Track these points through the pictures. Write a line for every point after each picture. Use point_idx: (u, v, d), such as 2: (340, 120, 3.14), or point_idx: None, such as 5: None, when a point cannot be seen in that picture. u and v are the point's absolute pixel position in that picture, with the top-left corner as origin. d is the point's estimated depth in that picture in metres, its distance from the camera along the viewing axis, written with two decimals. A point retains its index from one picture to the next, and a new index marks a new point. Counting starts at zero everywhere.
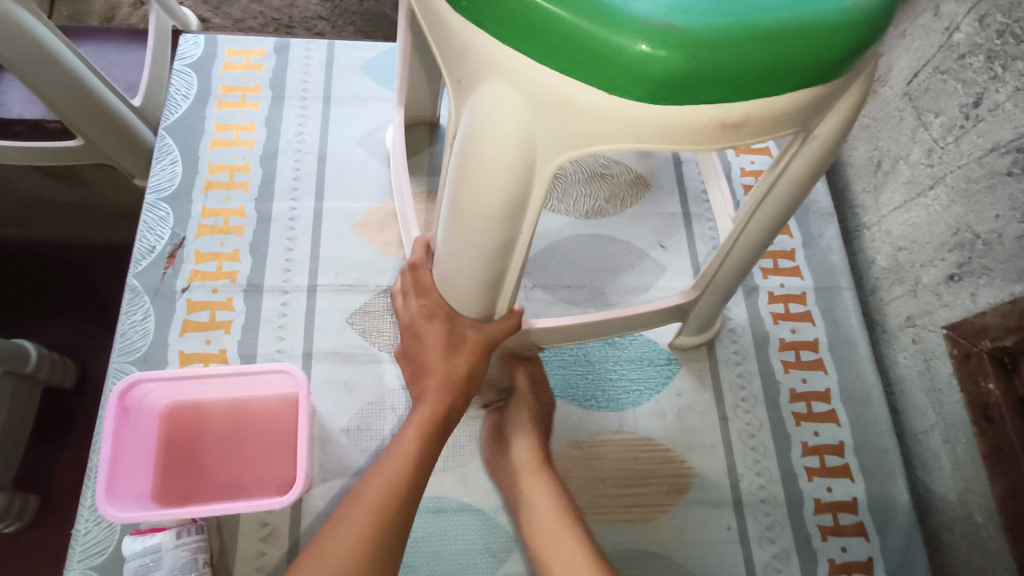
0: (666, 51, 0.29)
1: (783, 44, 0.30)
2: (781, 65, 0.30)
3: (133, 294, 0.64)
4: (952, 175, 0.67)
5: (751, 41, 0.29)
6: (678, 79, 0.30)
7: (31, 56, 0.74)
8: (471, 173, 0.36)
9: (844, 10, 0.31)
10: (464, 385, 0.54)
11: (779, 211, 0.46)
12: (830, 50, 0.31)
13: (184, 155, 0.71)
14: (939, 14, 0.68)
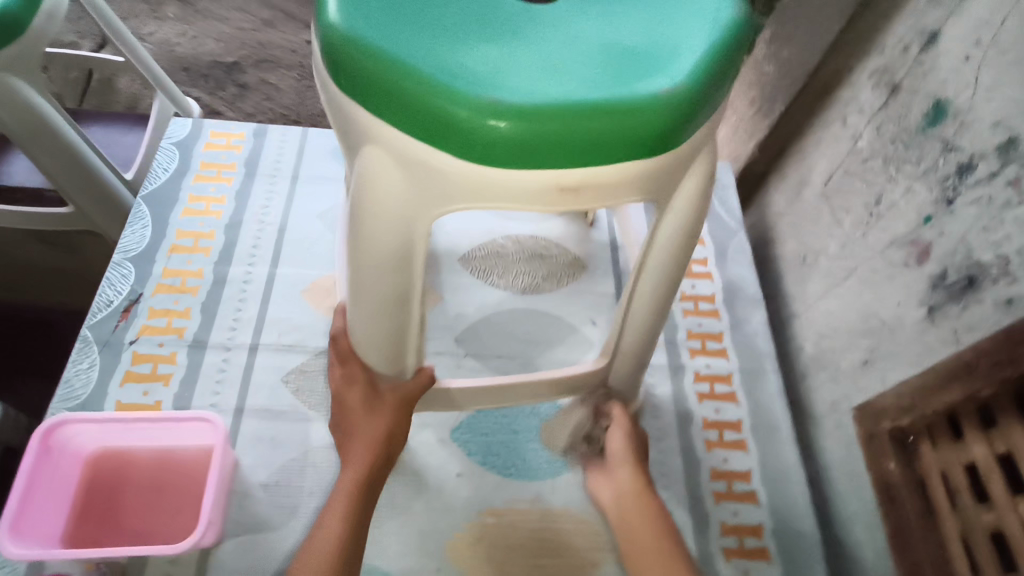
0: (501, 123, 0.34)
1: (604, 121, 0.35)
2: (607, 139, 0.36)
3: (83, 344, 0.68)
4: (862, 266, 0.71)
5: (574, 118, 0.35)
6: (516, 146, 0.35)
7: (35, 130, 0.82)
8: (362, 227, 0.41)
9: (661, 96, 0.36)
10: (388, 444, 0.56)
11: (660, 284, 0.50)
12: (653, 128, 0.36)
13: (155, 220, 0.77)
14: (846, 124, 0.75)
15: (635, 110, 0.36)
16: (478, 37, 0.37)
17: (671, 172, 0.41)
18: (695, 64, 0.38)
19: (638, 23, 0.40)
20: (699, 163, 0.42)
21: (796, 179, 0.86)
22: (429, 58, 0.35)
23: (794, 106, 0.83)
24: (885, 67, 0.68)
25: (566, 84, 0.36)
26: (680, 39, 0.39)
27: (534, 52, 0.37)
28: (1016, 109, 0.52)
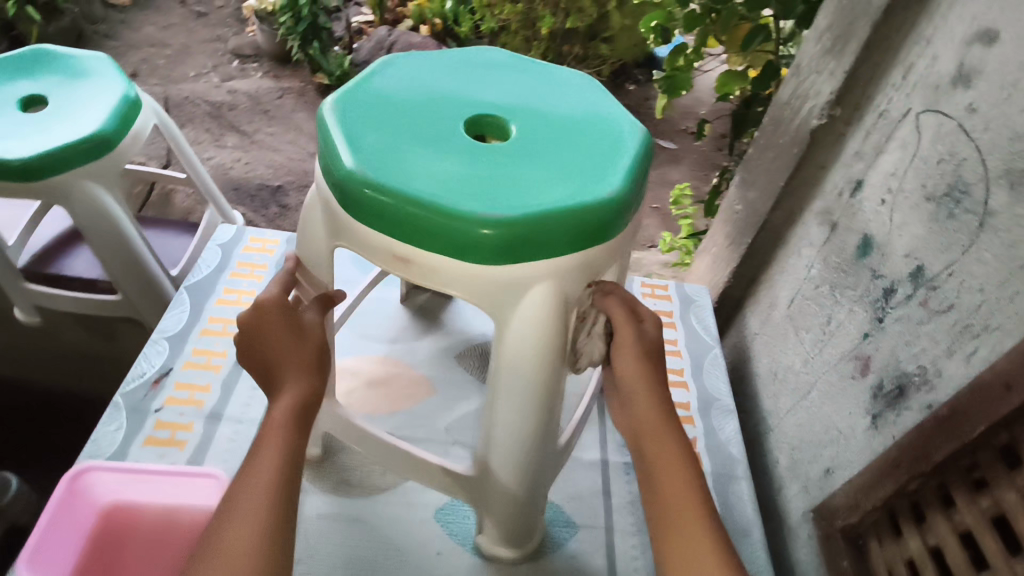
0: (364, 192, 0.54)
1: (424, 214, 0.53)
2: (424, 227, 0.53)
3: (114, 409, 0.76)
4: (820, 379, 0.78)
5: (405, 205, 0.53)
6: (370, 211, 0.54)
7: (103, 231, 0.94)
8: (309, 236, 0.63)
9: (470, 216, 0.52)
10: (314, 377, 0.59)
11: (508, 405, 0.59)
12: (479, 241, 0.53)
13: (192, 307, 0.88)
14: (804, 257, 0.86)
15: (467, 225, 0.52)
16: (407, 148, 0.57)
17: (511, 287, 0.55)
18: (508, 208, 0.53)
19: (524, 174, 0.57)
20: (529, 300, 0.55)
21: (767, 303, 0.96)
22: (368, 152, 0.56)
23: (760, 239, 0.95)
24: (826, 208, 0.82)
25: (438, 191, 0.54)
26: (535, 194, 0.55)
27: (431, 169, 0.55)
28: (921, 244, 0.62)
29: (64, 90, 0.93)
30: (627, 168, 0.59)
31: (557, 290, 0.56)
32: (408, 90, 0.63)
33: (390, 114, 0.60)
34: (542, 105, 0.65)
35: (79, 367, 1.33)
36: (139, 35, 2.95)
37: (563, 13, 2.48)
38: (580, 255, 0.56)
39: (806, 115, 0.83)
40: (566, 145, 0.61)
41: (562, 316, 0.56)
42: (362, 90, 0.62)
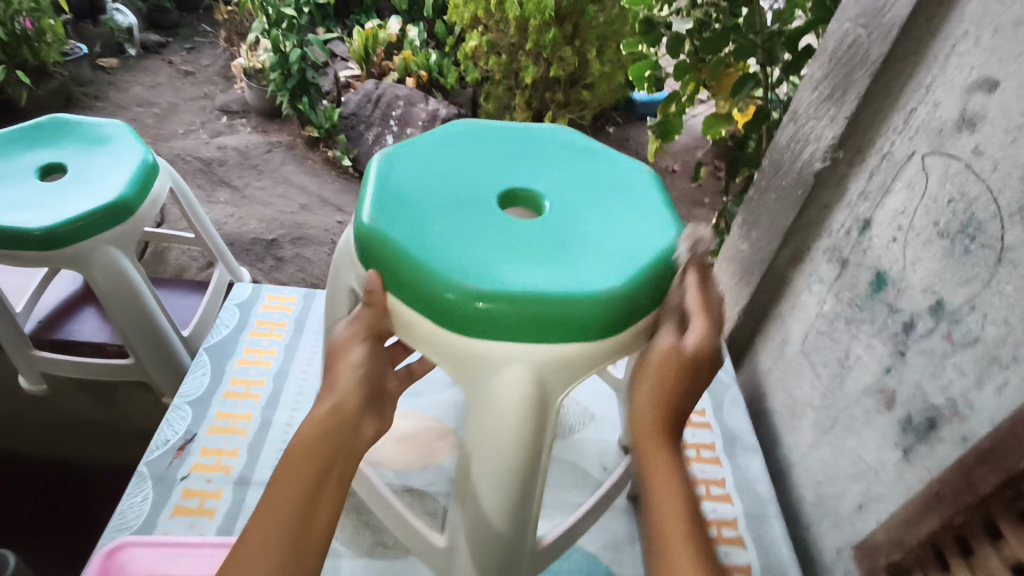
0: (364, 230, 0.49)
1: (409, 267, 0.46)
2: (408, 282, 0.47)
3: (140, 479, 0.75)
4: (843, 414, 0.79)
5: (394, 253, 0.47)
6: (367, 252, 0.49)
7: (120, 293, 0.93)
8: (339, 266, 0.58)
9: (455, 281, 0.45)
10: (324, 472, 0.48)
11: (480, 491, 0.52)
12: (448, 308, 0.45)
13: (214, 370, 0.88)
14: (814, 294, 0.89)
15: (438, 291, 0.45)
16: (423, 195, 0.51)
17: (477, 360, 0.47)
18: (496, 281, 0.45)
19: (530, 249, 0.48)
20: (504, 389, 0.47)
21: (780, 339, 0.98)
22: (386, 194, 0.51)
23: (768, 277, 0.98)
24: (834, 246, 0.85)
25: (426, 248, 0.47)
26: (538, 273, 0.46)
27: (431, 225, 0.49)
28: (938, 279, 0.65)
29: (82, 157, 0.94)
30: (652, 266, 0.49)
31: (529, 378, 0.47)
32: (459, 140, 0.59)
33: (426, 160, 0.55)
34: (591, 172, 0.57)
35: (80, 435, 1.30)
36: (126, 95, 2.98)
37: (545, 63, 2.55)
38: (569, 349, 0.47)
39: (808, 159, 0.87)
40: (599, 223, 0.52)
41: (540, 400, 0.48)
42: (424, 136, 0.59)
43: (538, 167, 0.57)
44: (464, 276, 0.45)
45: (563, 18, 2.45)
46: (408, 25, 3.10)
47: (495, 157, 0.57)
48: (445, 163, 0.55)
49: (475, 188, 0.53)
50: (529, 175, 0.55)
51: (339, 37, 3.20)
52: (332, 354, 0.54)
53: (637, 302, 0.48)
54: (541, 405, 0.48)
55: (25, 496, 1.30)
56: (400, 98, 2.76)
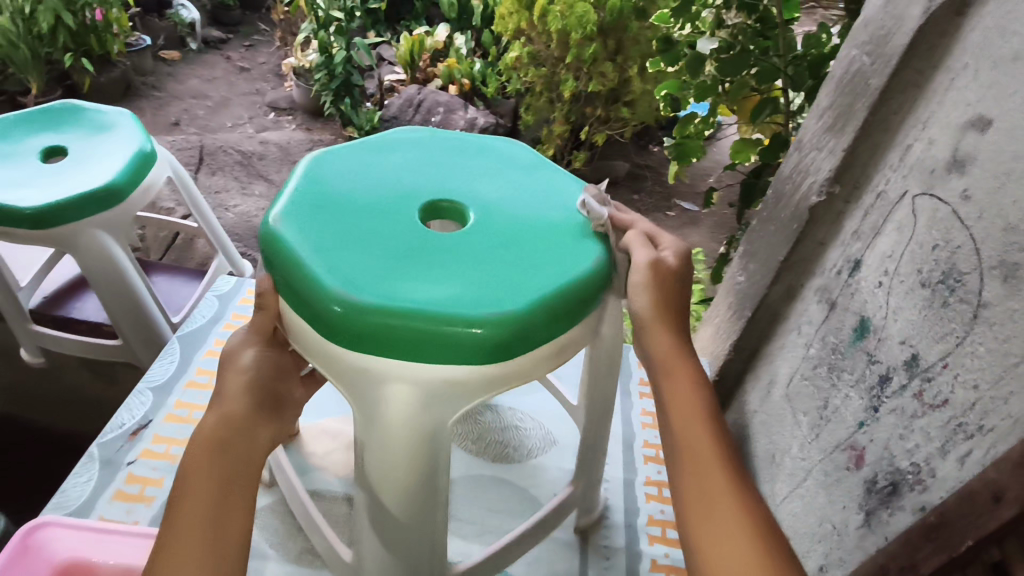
0: (268, 237, 0.49)
1: (301, 277, 0.46)
2: (299, 291, 0.46)
3: (89, 460, 0.76)
4: (816, 467, 0.73)
5: (290, 261, 0.47)
6: (268, 258, 0.49)
7: (106, 275, 0.96)
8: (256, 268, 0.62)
9: (342, 294, 0.44)
10: (230, 474, 0.52)
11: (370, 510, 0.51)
12: (333, 321, 0.45)
13: (181, 358, 0.89)
14: (802, 334, 0.83)
15: (324, 301, 0.45)
16: (338, 206, 0.52)
17: (362, 376, 0.46)
18: (383, 296, 0.45)
19: (432, 262, 0.48)
20: (389, 406, 0.46)
21: (767, 380, 0.92)
22: (299, 202, 0.52)
23: (759, 312, 0.92)
24: (825, 286, 0.79)
25: (323, 255, 0.47)
26: (431, 292, 0.46)
27: (333, 235, 0.49)
28: (916, 331, 0.59)
29: (83, 143, 0.98)
30: (557, 291, 0.48)
31: (413, 398, 0.45)
32: (390, 154, 0.60)
33: (351, 171, 0.56)
34: (517, 193, 0.57)
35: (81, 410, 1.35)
36: (183, 87, 3.11)
37: (586, 78, 2.51)
38: (457, 372, 0.46)
39: (805, 192, 0.81)
40: (515, 242, 0.52)
41: (428, 424, 0.46)
42: (358, 149, 0.60)
43: (464, 186, 0.57)
44: (352, 290, 0.45)
45: (605, 33, 2.41)
46: (455, 34, 3.11)
47: (424, 173, 0.58)
48: (370, 177, 0.56)
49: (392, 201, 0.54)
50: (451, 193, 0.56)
51: (389, 42, 3.26)
52: (222, 362, 0.59)
53: (532, 330, 0.46)
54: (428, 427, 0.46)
55: (25, 463, 1.35)
56: (440, 105, 2.77)
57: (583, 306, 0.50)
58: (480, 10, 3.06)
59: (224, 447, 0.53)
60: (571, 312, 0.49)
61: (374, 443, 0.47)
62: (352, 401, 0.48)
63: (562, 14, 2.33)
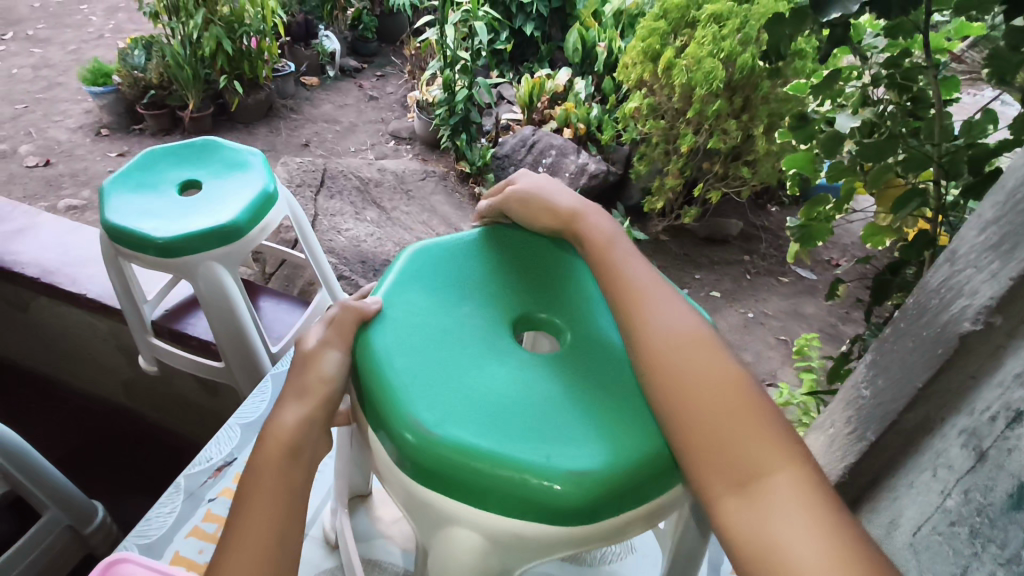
0: (365, 355, 0.57)
1: (386, 402, 0.53)
2: (380, 413, 0.53)
3: (174, 490, 0.79)
4: None
5: (379, 384, 0.54)
6: (361, 376, 0.56)
7: (217, 305, 1.01)
8: None
9: (419, 427, 0.50)
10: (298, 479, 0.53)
11: None
12: (409, 449, 0.50)
13: (273, 397, 0.90)
14: (936, 476, 0.72)
15: (402, 429, 0.51)
16: (434, 329, 0.60)
17: (434, 513, 0.51)
18: (454, 435, 0.50)
19: (505, 402, 0.54)
20: (453, 541, 0.50)
21: (887, 518, 0.81)
22: (399, 322, 0.60)
23: (885, 440, 0.81)
24: (973, 429, 0.67)
25: (411, 384, 0.54)
26: (501, 437, 0.51)
27: (424, 362, 0.56)
28: None
29: (216, 179, 1.04)
30: (633, 460, 0.51)
31: (478, 539, 0.49)
32: (493, 269, 0.68)
33: (453, 293, 0.65)
34: (606, 332, 0.63)
35: (197, 416, 1.48)
36: (317, 111, 3.34)
37: (706, 133, 2.43)
38: (524, 527, 0.49)
39: (956, 315, 0.70)
40: (595, 394, 0.57)
41: (486, 565, 0.50)
42: (463, 265, 0.68)
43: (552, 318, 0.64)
44: (428, 424, 0.51)
45: (733, 91, 2.31)
46: (576, 78, 3.12)
47: (519, 304, 0.65)
48: (471, 300, 0.64)
49: (485, 329, 0.61)
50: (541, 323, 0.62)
51: (510, 82, 3.33)
52: (305, 358, 0.58)
53: (605, 494, 0.49)
54: (489, 567, 0.51)
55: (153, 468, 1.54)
56: (553, 147, 2.81)
57: (660, 479, 0.52)
58: (604, 56, 3.05)
59: (297, 445, 0.54)
60: (646, 484, 0.51)
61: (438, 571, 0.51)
62: (423, 529, 0.52)
63: (688, 68, 2.25)
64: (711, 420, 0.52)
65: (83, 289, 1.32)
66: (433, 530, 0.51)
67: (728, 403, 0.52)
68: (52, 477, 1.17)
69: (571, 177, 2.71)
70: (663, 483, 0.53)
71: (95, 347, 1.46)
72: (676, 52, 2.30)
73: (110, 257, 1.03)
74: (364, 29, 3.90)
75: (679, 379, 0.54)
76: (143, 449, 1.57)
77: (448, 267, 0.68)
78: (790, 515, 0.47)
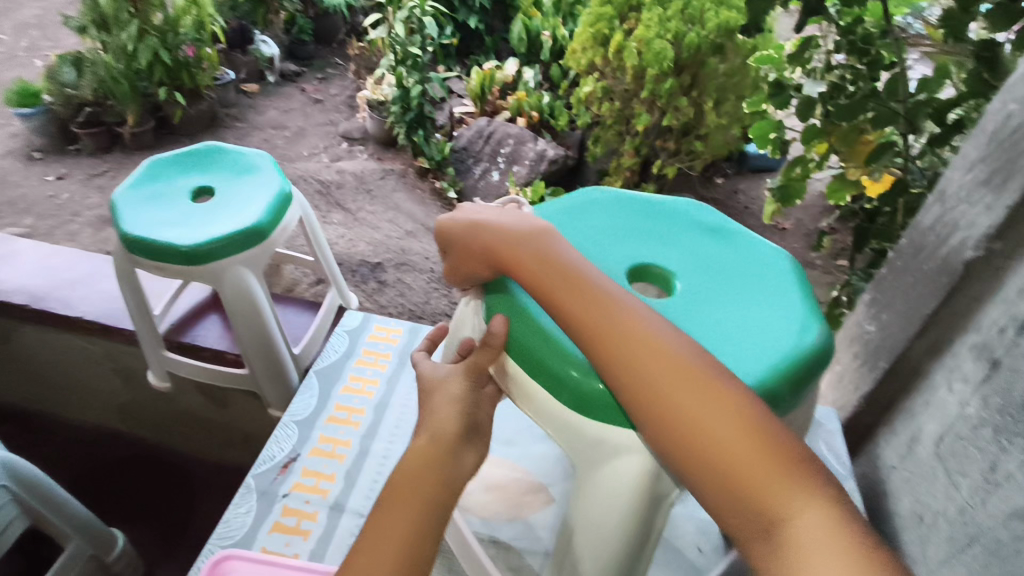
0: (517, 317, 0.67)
1: (546, 353, 0.64)
2: (541, 365, 0.65)
3: (246, 490, 0.85)
4: (985, 535, 0.70)
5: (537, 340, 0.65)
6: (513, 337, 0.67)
7: (244, 311, 0.99)
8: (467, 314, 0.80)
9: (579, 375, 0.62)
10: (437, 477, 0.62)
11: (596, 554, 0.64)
12: (576, 384, 0.62)
13: (321, 393, 0.98)
14: (952, 390, 0.81)
15: (566, 369, 0.63)
16: None
17: (606, 445, 0.62)
18: None
19: None
20: (623, 467, 0.61)
21: (908, 437, 0.90)
22: None
23: (898, 365, 0.90)
24: (983, 343, 0.76)
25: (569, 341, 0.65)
26: None
27: None
28: None
29: (228, 184, 1.04)
30: (772, 373, 0.61)
31: (645, 463, 0.61)
32: (609, 218, 0.79)
33: (584, 239, 0.75)
34: (715, 266, 0.73)
35: (208, 432, 1.47)
36: (263, 118, 3.25)
37: (660, 112, 2.48)
38: None
39: (957, 246, 0.80)
40: (724, 319, 0.66)
41: (654, 487, 0.61)
42: (584, 215, 0.78)
43: (668, 252, 0.74)
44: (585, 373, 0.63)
45: (681, 69, 2.35)
46: (524, 67, 3.16)
47: (638, 247, 0.75)
48: (599, 245, 0.74)
49: (618, 271, 0.71)
50: (660, 260, 0.73)
51: (459, 76, 3.35)
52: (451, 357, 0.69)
53: None
54: (650, 493, 0.62)
55: (163, 489, 1.50)
56: (511, 136, 2.85)
57: (796, 386, 0.62)
58: (549, 45, 3.11)
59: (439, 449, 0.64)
60: (784, 392, 0.62)
61: (608, 496, 0.62)
62: (588, 463, 0.64)
63: (638, 50, 2.30)
64: (713, 460, 0.55)
65: (77, 311, 1.28)
66: (606, 462, 0.63)
67: (714, 427, 0.55)
68: (68, 503, 1.13)
69: (531, 163, 2.75)
70: (796, 392, 0.62)
71: (89, 373, 1.41)
72: (625, 36, 2.35)
73: (124, 272, 1.01)
74: (300, 32, 3.82)
75: (687, 436, 0.56)
76: (148, 471, 1.54)
77: (571, 217, 0.78)
78: (823, 564, 0.48)
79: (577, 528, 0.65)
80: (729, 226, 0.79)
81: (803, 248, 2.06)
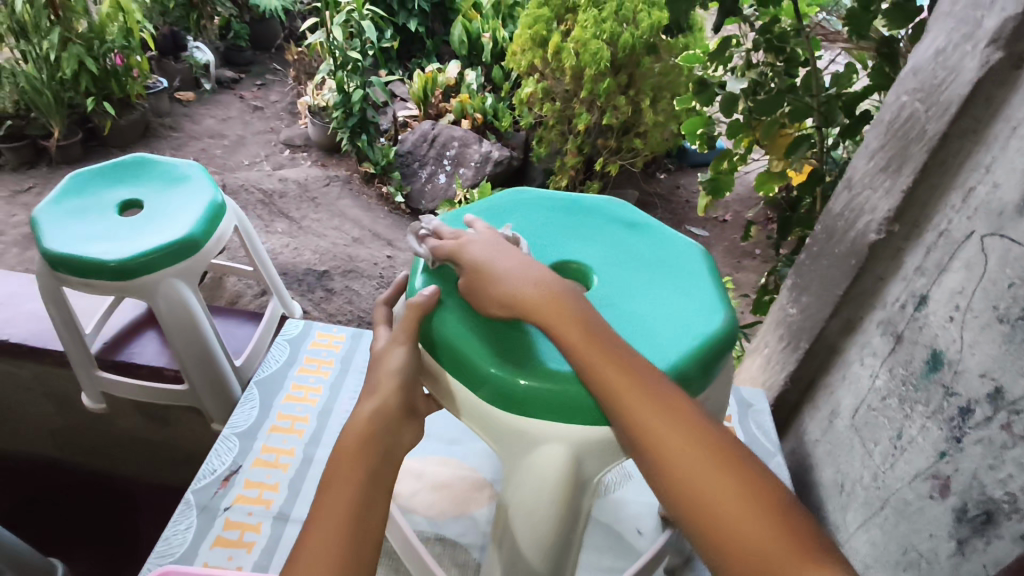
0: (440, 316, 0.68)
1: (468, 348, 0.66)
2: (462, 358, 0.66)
3: (186, 507, 0.84)
4: (894, 497, 0.76)
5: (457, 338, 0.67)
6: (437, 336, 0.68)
7: (180, 323, 0.98)
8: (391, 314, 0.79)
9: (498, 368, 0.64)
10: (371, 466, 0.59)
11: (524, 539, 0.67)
12: (496, 378, 0.64)
13: (261, 403, 0.98)
14: (864, 364, 0.87)
15: (484, 363, 0.65)
16: None
17: (529, 437, 0.65)
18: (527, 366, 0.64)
19: None
20: (546, 456, 0.64)
21: (828, 411, 0.95)
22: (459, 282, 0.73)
23: (817, 345, 0.96)
24: (888, 319, 0.83)
25: (485, 336, 0.67)
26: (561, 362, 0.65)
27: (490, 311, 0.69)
28: (997, 365, 0.62)
29: (158, 196, 1.02)
30: (681, 356, 0.65)
31: (566, 452, 0.64)
32: (530, 219, 0.82)
33: None
34: (630, 258, 0.77)
35: (150, 452, 1.43)
36: (200, 127, 3.15)
37: (599, 111, 2.50)
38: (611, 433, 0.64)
39: (862, 230, 0.86)
40: (640, 308, 0.70)
41: (576, 472, 0.65)
42: (507, 218, 0.81)
43: (587, 248, 0.78)
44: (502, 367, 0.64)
45: (617, 68, 2.40)
46: (466, 69, 3.17)
47: (558, 246, 0.78)
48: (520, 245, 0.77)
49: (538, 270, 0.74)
50: (578, 256, 0.76)
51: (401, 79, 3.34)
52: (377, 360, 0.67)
53: None
54: (572, 480, 0.65)
55: (105, 514, 1.46)
56: (455, 139, 2.85)
57: (704, 368, 0.66)
58: (490, 47, 3.13)
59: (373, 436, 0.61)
60: (693, 375, 0.65)
61: (534, 486, 0.65)
62: (514, 455, 0.66)
63: (576, 51, 2.34)
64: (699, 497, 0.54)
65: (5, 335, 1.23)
66: (532, 452, 0.65)
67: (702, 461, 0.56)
68: (7, 544, 1.09)
69: (477, 165, 2.76)
70: (705, 374, 0.66)
71: (20, 398, 1.36)
72: (562, 37, 2.39)
73: (51, 293, 0.98)
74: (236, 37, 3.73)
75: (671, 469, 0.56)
76: (88, 496, 1.49)
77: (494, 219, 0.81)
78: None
79: (508, 514, 0.67)
80: (645, 220, 0.83)
81: (739, 237, 2.14)
